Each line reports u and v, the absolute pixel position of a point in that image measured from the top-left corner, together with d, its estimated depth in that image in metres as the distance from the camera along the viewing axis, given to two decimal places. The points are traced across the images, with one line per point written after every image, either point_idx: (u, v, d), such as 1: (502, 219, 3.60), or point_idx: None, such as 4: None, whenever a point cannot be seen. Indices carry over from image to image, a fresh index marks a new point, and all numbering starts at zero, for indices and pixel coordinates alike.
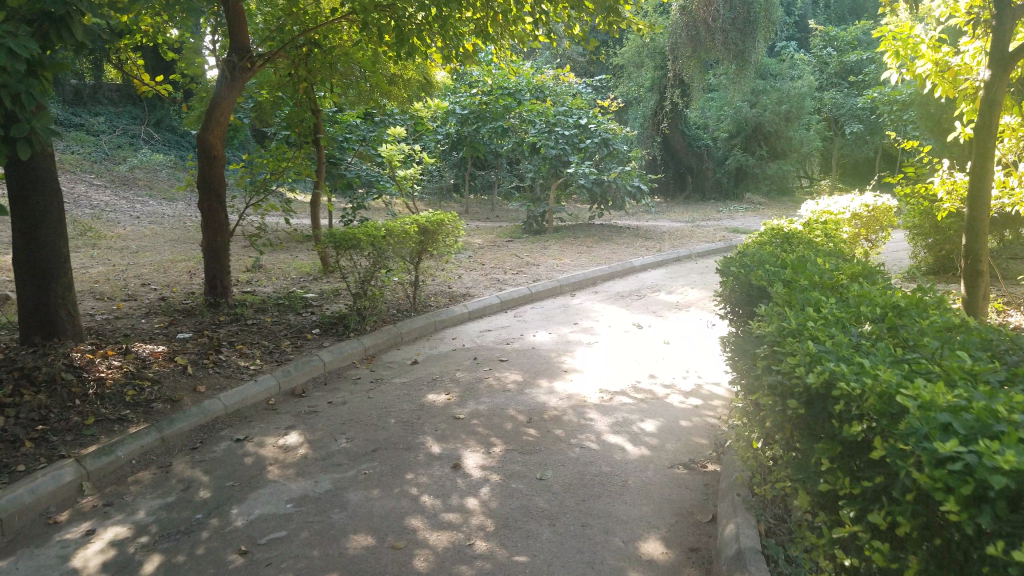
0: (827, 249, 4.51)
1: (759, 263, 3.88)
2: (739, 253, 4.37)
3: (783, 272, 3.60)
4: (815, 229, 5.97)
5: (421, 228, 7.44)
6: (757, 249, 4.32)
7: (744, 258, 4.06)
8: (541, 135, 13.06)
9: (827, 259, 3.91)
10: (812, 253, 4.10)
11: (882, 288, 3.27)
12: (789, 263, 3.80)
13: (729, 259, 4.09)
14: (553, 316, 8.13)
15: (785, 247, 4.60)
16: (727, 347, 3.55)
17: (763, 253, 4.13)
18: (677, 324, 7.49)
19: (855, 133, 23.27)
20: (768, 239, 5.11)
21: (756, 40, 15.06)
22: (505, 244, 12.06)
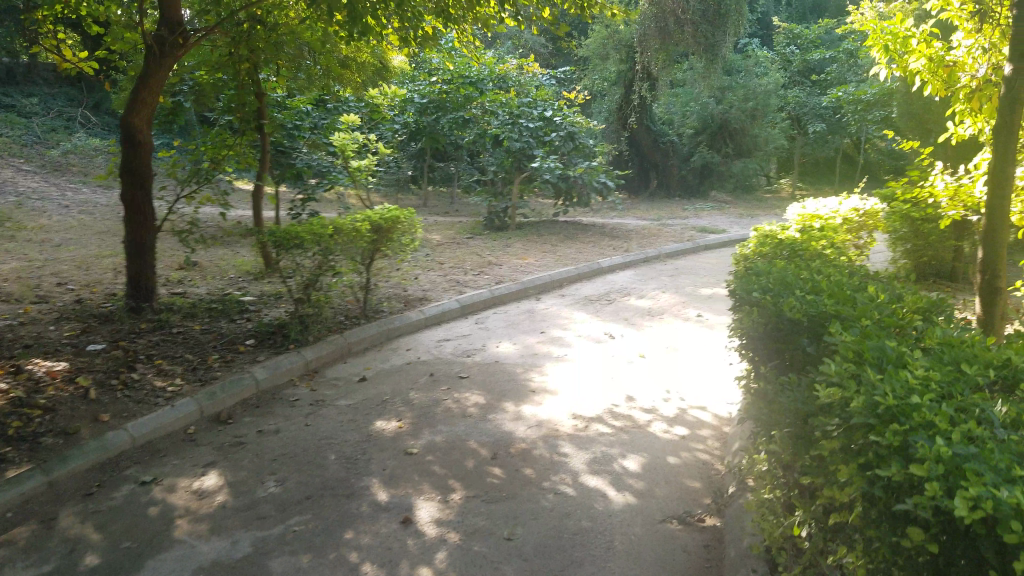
0: (852, 267, 3.83)
1: (785, 286, 3.16)
2: (750, 271, 3.64)
3: (825, 300, 2.87)
4: (813, 235, 5.17)
5: (373, 225, 6.70)
6: (770, 267, 3.60)
7: (765, 279, 3.32)
8: (504, 128, 12.34)
9: (867, 283, 3.22)
10: (839, 275, 3.41)
11: (962, 333, 2.59)
12: (820, 286, 3.11)
13: (750, 280, 3.38)
14: (516, 324, 7.45)
15: (798, 262, 3.89)
16: (760, 396, 2.84)
17: (784, 272, 3.41)
18: (653, 335, 6.86)
19: (817, 133, 22.82)
20: (768, 250, 4.42)
21: (726, 33, 14.30)
22: (466, 242, 11.34)
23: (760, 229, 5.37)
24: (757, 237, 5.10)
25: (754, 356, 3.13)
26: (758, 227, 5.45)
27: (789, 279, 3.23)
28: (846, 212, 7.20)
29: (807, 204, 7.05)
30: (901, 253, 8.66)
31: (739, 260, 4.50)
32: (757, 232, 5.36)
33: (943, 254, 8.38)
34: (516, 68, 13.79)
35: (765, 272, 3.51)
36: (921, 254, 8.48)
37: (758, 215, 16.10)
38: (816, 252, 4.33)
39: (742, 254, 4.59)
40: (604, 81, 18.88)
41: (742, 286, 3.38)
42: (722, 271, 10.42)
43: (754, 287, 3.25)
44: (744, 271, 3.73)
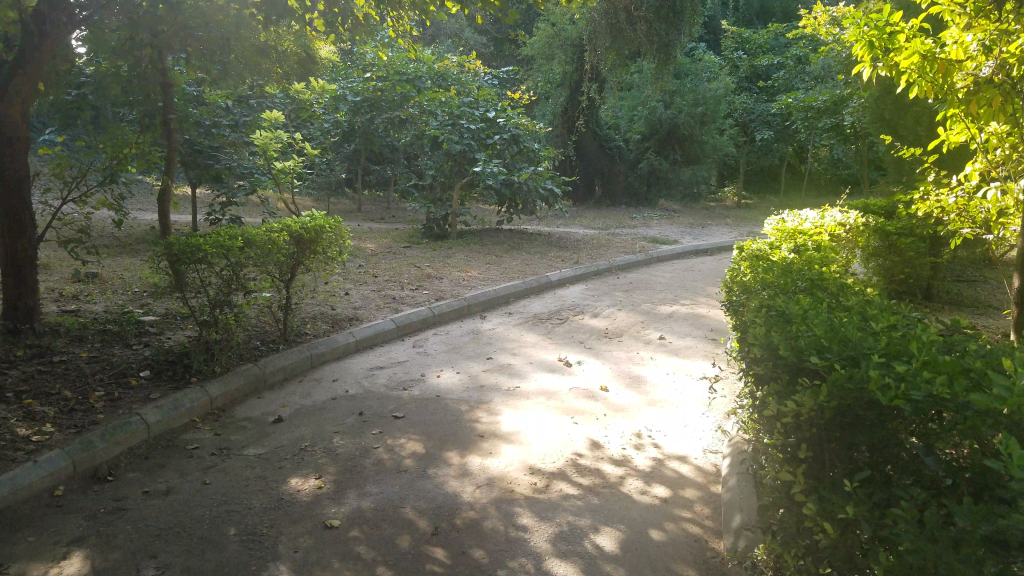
0: (880, 302, 3.15)
1: (843, 345, 2.39)
2: (773, 313, 2.88)
3: (923, 374, 2.11)
4: (810, 253, 4.47)
5: (293, 236, 5.95)
6: (802, 308, 2.83)
7: (807, 331, 2.56)
8: (443, 128, 11.47)
9: (932, 332, 2.52)
10: (894, 319, 2.68)
11: None
12: (886, 340, 2.39)
13: (786, 328, 2.65)
14: (458, 348, 6.66)
15: (824, 297, 3.16)
16: (838, 511, 2.12)
17: (828, 318, 2.66)
18: (613, 366, 6.14)
19: (762, 141, 22.51)
20: (763, 271, 3.74)
21: (681, 32, 13.64)
22: (403, 251, 10.49)
23: (745, 249, 4.71)
24: (742, 257, 4.45)
25: (793, 435, 2.41)
26: (741, 245, 4.79)
27: (847, 333, 2.46)
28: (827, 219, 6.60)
29: (788, 214, 6.40)
30: (873, 268, 8.08)
31: (730, 293, 3.82)
32: (742, 252, 4.70)
33: (920, 272, 7.90)
34: (457, 65, 13.12)
35: (797, 316, 2.76)
36: (899, 264, 7.90)
37: (706, 224, 15.59)
38: (830, 278, 3.63)
39: (731, 282, 3.92)
40: (549, 83, 17.99)
41: (777, 335, 2.61)
42: (678, 286, 9.78)
43: (795, 341, 2.50)
44: (760, 312, 2.99)
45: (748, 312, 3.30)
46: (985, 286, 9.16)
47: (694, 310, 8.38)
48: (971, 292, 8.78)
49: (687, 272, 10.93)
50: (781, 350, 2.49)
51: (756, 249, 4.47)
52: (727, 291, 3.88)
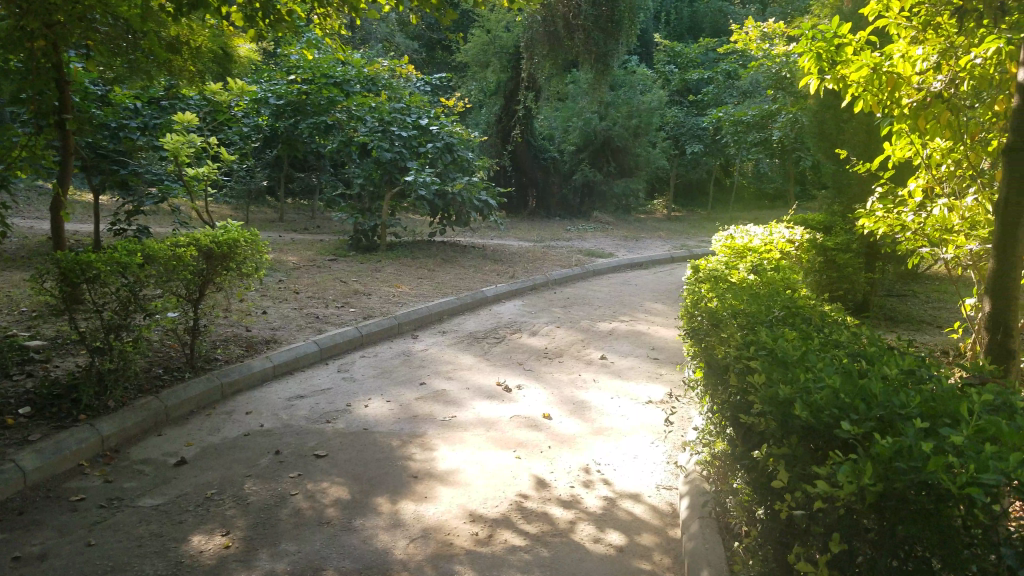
0: (867, 337, 2.82)
1: (869, 405, 2.11)
2: (763, 353, 2.57)
3: (984, 449, 1.88)
4: (772, 273, 4.11)
5: (202, 251, 5.44)
6: (799, 351, 2.54)
7: (818, 382, 2.25)
8: (372, 135, 10.97)
9: (950, 390, 2.26)
10: (899, 367, 2.43)
11: None
12: (916, 400, 2.14)
13: (790, 377, 2.32)
14: (387, 372, 6.19)
15: (810, 331, 2.87)
16: None
17: (838, 366, 2.39)
18: (554, 391, 5.74)
19: (693, 153, 22.54)
20: (729, 295, 3.39)
21: (618, 42, 13.39)
22: (329, 264, 9.95)
23: (699, 270, 4.35)
24: (695, 283, 4.07)
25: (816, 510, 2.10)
26: (694, 264, 4.43)
27: (872, 387, 2.19)
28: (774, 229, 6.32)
29: (734, 230, 6.05)
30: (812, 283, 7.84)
31: (691, 320, 3.45)
32: (696, 273, 4.33)
33: (856, 285, 7.68)
34: (387, 71, 12.64)
35: (797, 361, 2.46)
36: (835, 276, 7.67)
37: (641, 237, 15.40)
38: (806, 305, 3.34)
39: (690, 310, 3.55)
40: (481, 91, 18.01)
41: (782, 385, 2.30)
42: (617, 301, 9.48)
43: (809, 393, 2.18)
44: (745, 350, 2.66)
45: (722, 345, 2.95)
46: (918, 300, 9.05)
47: (634, 326, 8.06)
48: (906, 305, 8.64)
49: (624, 286, 10.65)
50: (791, 408, 2.18)
51: (711, 270, 4.10)
52: (686, 322, 3.51)
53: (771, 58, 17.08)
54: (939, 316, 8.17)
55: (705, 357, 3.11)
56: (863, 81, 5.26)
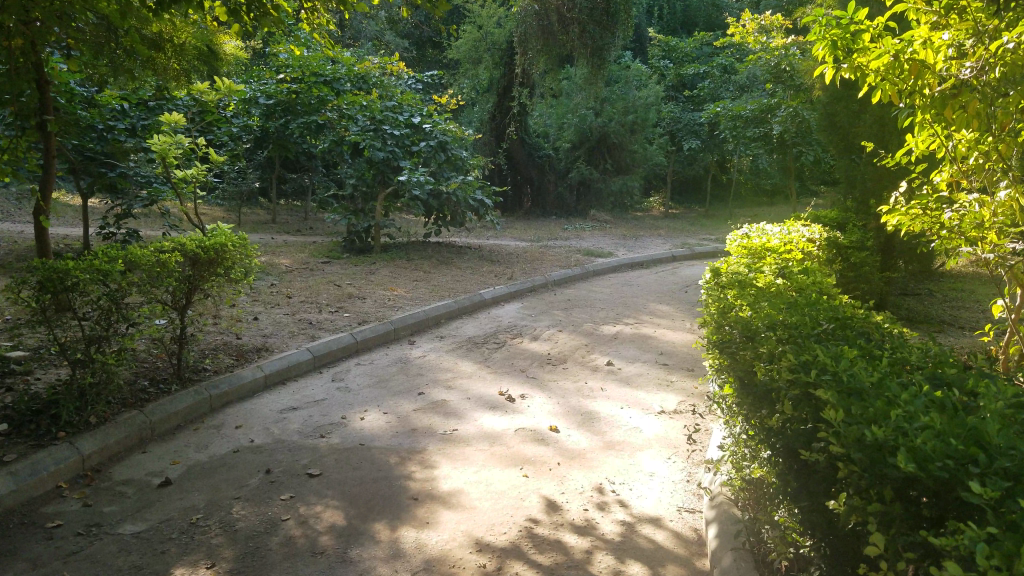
0: (933, 359, 2.53)
1: (986, 454, 1.81)
2: (832, 379, 2.25)
3: None
4: (801, 276, 3.81)
5: (188, 256, 5.14)
6: (876, 382, 2.22)
7: (916, 425, 1.94)
8: (364, 134, 10.65)
9: None
10: (995, 401, 2.13)
11: None
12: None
13: (880, 415, 2.02)
14: (383, 381, 5.87)
15: (871, 350, 2.56)
16: None
17: (927, 400, 2.09)
18: (560, 401, 5.45)
19: (689, 150, 22.26)
20: (765, 304, 3.10)
21: (615, 35, 13.07)
22: (321, 267, 9.65)
23: (719, 274, 4.07)
24: (718, 288, 3.80)
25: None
26: (714, 268, 4.16)
27: (986, 432, 1.89)
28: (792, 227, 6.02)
29: (750, 228, 5.75)
30: None
31: (718, 330, 3.16)
32: (716, 278, 4.06)
33: (873, 285, 7.38)
34: (378, 68, 12.33)
35: (877, 398, 2.15)
36: (855, 272, 7.26)
37: (640, 235, 15.10)
38: (850, 314, 3.04)
39: (717, 318, 3.27)
40: (474, 88, 17.65)
41: (871, 427, 1.97)
42: (619, 303, 9.18)
43: (911, 438, 1.88)
44: (802, 373, 2.36)
45: (767, 364, 2.65)
46: (932, 299, 8.78)
47: (639, 330, 7.77)
48: (920, 305, 8.37)
49: (625, 286, 10.35)
50: (890, 459, 1.85)
51: (735, 275, 3.82)
52: (714, 331, 3.23)
53: (772, 52, 16.92)
54: (957, 316, 7.91)
55: (739, 374, 2.81)
56: (884, 70, 5.00)
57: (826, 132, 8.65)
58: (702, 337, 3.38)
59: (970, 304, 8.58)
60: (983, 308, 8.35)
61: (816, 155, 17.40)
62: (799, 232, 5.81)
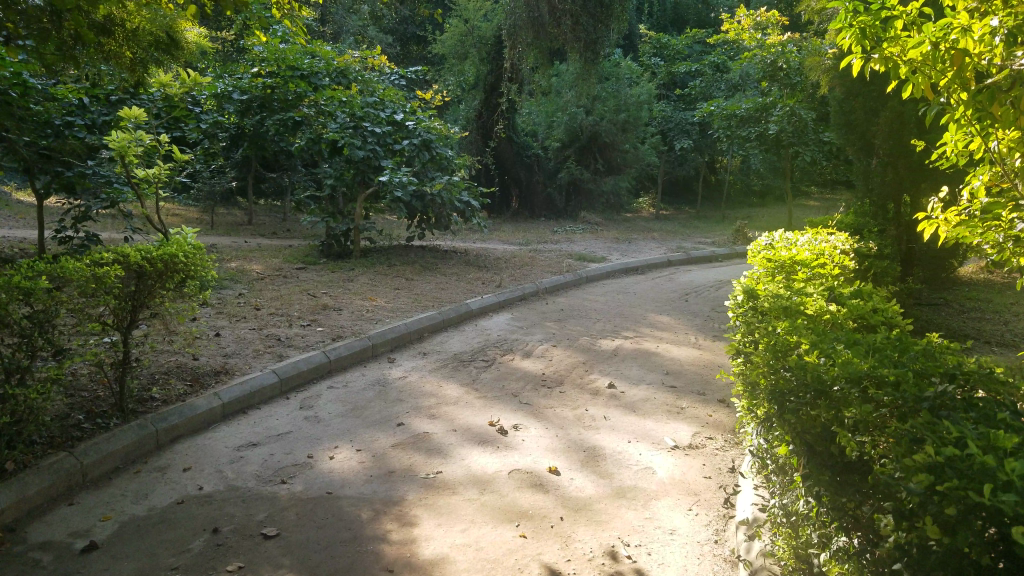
0: None
1: None
2: (1013, 495, 1.61)
3: None
4: (854, 305, 3.16)
5: (131, 268, 4.44)
6: None
7: None
8: (344, 131, 9.95)
9: None
10: None
11: None
12: None
13: None
14: (359, 408, 5.20)
15: (1014, 426, 1.95)
16: None
17: None
18: (559, 435, 4.83)
19: (680, 150, 21.65)
20: (842, 348, 2.49)
21: (609, 29, 12.47)
22: (296, 273, 8.97)
23: (756, 296, 3.46)
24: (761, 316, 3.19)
25: None
26: (748, 290, 3.56)
27: None
28: (820, 234, 5.44)
29: (771, 240, 5.12)
30: None
31: (780, 379, 2.54)
32: (753, 302, 3.45)
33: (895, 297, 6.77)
34: (359, 61, 11.66)
35: None
36: (890, 282, 6.54)
37: (631, 238, 14.50)
38: (952, 357, 2.40)
39: (780, 361, 2.65)
40: (460, 85, 17.05)
41: None
42: (616, 314, 8.54)
43: None
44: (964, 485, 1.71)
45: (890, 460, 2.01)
46: (949, 310, 8.17)
47: (640, 346, 7.16)
48: (939, 317, 7.78)
49: (620, 295, 9.73)
50: None
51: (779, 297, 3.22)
52: (774, 377, 2.60)
53: (766, 49, 16.98)
54: (980, 331, 7.33)
55: (845, 471, 2.17)
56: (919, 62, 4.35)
57: (841, 129, 8.04)
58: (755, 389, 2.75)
59: (988, 316, 8.00)
60: (1003, 320, 7.78)
61: (812, 157, 17.01)
62: (826, 239, 5.23)
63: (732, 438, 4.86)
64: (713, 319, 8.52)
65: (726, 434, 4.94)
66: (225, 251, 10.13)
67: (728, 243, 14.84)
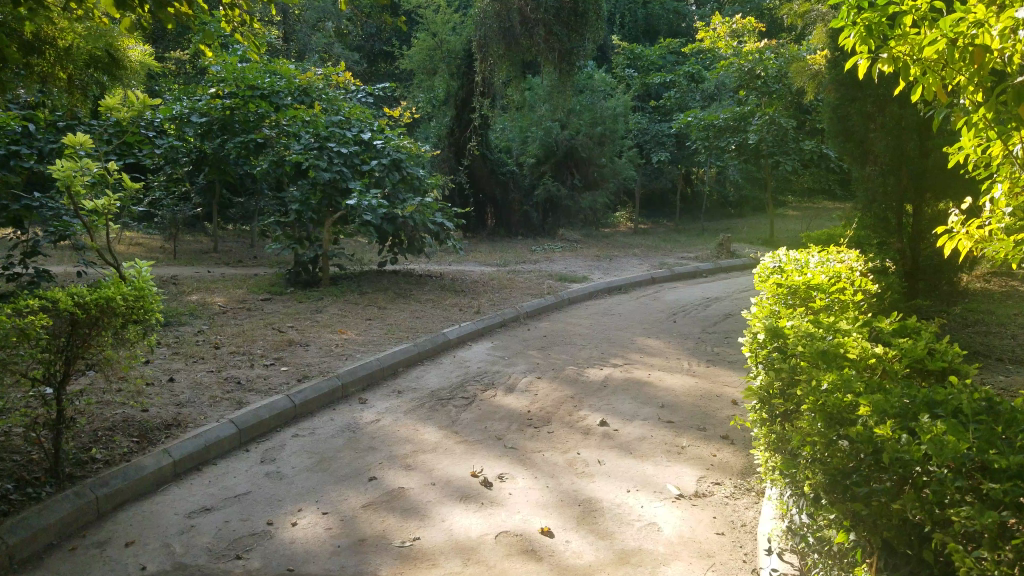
0: None
1: None
2: None
3: None
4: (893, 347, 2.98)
5: (60, 316, 3.91)
6: None
7: None
8: (308, 153, 9.47)
9: None
10: None
11: None
12: None
13: None
14: (328, 460, 4.72)
15: None
16: None
17: None
18: (549, 486, 4.35)
19: (658, 163, 21.30)
20: (924, 422, 2.25)
21: (584, 38, 12.07)
22: (262, 306, 8.45)
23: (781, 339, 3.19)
24: (798, 366, 2.94)
25: None
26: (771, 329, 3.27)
27: None
28: (831, 251, 5.09)
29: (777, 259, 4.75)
30: None
31: (839, 451, 2.35)
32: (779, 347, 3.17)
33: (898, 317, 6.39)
34: (323, 79, 11.17)
35: None
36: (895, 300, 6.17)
37: (612, 255, 14.13)
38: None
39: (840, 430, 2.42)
40: (430, 102, 17.14)
41: None
42: (602, 340, 8.09)
43: None
44: None
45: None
46: (949, 323, 7.81)
47: (631, 375, 6.73)
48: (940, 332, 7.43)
49: (605, 316, 9.32)
50: None
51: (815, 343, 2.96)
52: (834, 450, 2.39)
53: (742, 57, 16.81)
54: (985, 348, 6.95)
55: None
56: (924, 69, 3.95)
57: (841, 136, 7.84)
58: (807, 456, 2.52)
59: (989, 330, 7.64)
60: (1004, 333, 7.44)
61: (792, 166, 16.78)
62: (838, 258, 4.87)
63: (745, 483, 4.45)
64: (704, 342, 8.09)
65: (735, 478, 4.52)
66: (187, 283, 9.57)
67: (711, 257, 14.47)
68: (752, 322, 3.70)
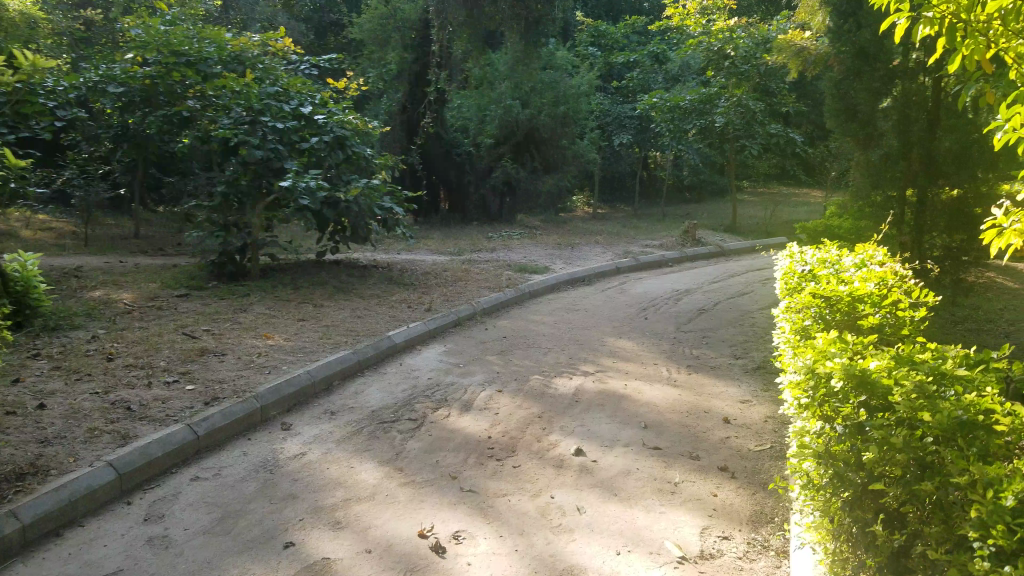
0: None
1: None
2: None
3: None
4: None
5: None
6: None
7: None
8: (237, 129, 8.36)
9: None
10: None
11: None
12: None
13: None
14: (235, 515, 3.75)
15: None
16: None
17: None
18: (519, 550, 3.39)
19: (620, 145, 20.35)
20: None
21: (551, 6, 11.04)
22: (177, 303, 7.32)
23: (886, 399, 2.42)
24: (930, 447, 2.18)
25: None
26: (864, 382, 2.50)
27: None
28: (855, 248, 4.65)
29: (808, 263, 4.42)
30: None
31: None
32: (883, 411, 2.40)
33: None
34: (258, 46, 9.82)
35: None
36: None
37: (575, 244, 13.19)
38: None
39: None
40: (380, 77, 15.93)
41: None
42: (571, 341, 7.14)
43: None
44: None
45: None
46: (947, 320, 7.03)
47: (607, 386, 5.78)
48: (941, 331, 6.66)
49: (572, 314, 8.36)
50: None
51: (955, 413, 2.19)
52: None
53: (712, 35, 15.97)
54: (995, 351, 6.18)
55: None
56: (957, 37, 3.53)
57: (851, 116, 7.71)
58: None
59: (988, 328, 6.92)
60: (1010, 333, 6.72)
61: (760, 150, 16.03)
62: (867, 257, 4.41)
63: (758, 537, 3.52)
64: (683, 343, 7.16)
65: (747, 530, 3.59)
66: (93, 275, 8.40)
67: (678, 245, 13.60)
68: (806, 356, 2.92)
